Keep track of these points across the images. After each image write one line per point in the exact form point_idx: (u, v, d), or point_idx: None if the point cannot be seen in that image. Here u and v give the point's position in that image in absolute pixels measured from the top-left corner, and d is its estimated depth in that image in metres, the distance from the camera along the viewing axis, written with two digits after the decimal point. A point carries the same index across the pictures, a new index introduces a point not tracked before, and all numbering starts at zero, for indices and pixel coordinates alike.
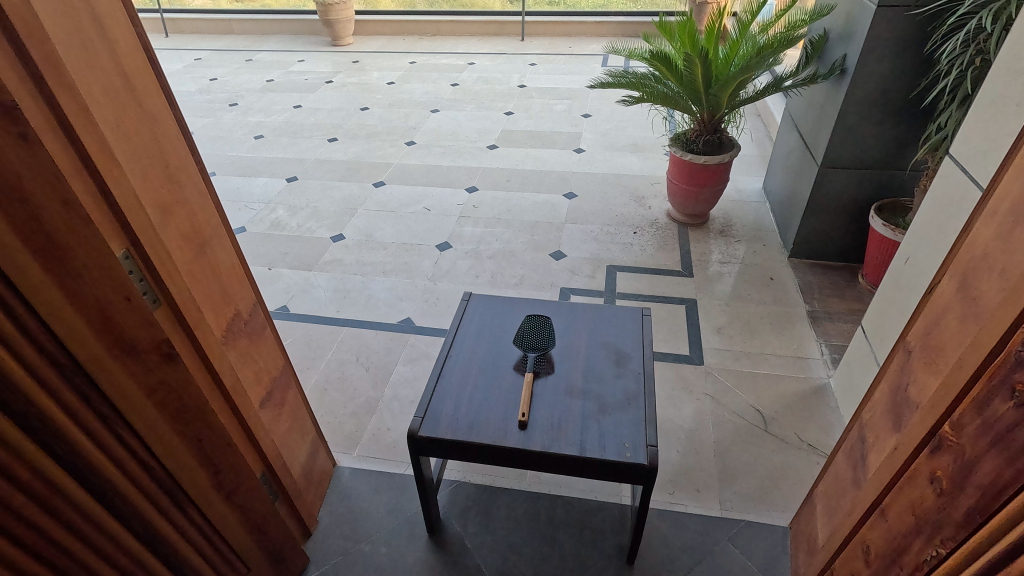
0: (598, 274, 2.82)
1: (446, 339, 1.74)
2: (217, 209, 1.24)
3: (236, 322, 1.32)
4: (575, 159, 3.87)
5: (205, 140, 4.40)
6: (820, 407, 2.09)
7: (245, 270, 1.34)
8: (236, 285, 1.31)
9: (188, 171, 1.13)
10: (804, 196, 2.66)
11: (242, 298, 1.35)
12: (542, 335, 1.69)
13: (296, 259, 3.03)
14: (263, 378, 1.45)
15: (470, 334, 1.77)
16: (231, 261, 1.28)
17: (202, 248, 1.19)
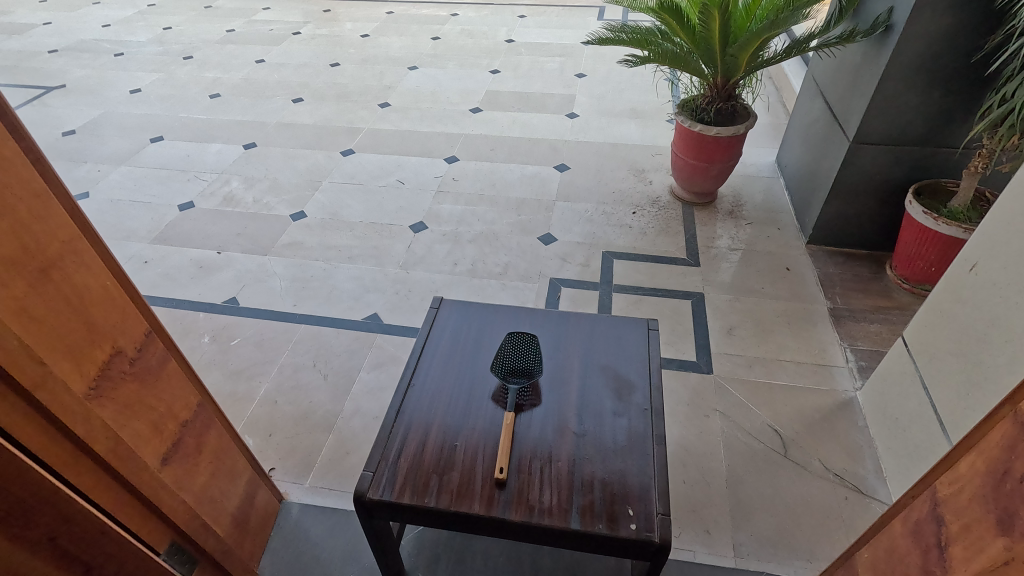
0: (592, 262, 2.49)
1: (410, 364, 1.43)
2: (73, 214, 0.89)
3: (118, 362, 0.99)
4: (567, 125, 3.48)
5: (154, 99, 3.92)
6: (847, 427, 1.82)
7: (127, 292, 1.00)
8: (115, 313, 0.98)
9: (10, 165, 0.78)
10: (829, 176, 2.33)
11: (128, 329, 1.01)
12: (526, 355, 1.39)
13: (250, 241, 2.67)
14: (167, 420, 1.12)
15: (439, 357, 1.46)
16: (102, 278, 0.94)
17: (47, 273, 0.85)
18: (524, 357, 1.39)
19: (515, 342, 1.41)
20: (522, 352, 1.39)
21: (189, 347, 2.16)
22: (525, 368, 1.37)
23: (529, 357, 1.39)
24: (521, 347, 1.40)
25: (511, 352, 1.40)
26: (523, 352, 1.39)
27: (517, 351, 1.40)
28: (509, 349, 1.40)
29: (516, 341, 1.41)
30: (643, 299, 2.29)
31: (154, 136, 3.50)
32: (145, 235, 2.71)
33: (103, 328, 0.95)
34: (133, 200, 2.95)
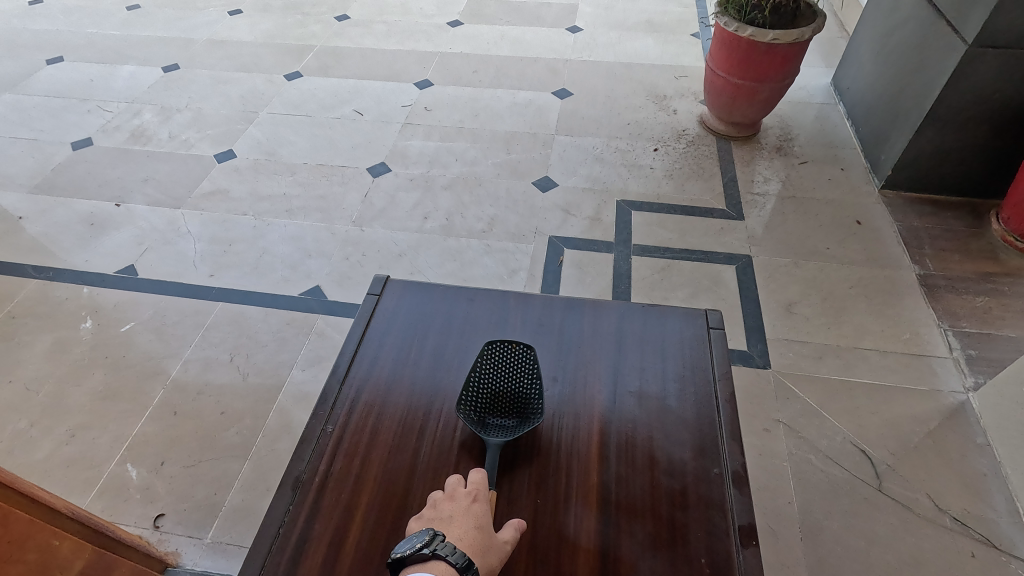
0: (603, 215, 1.92)
1: (328, 387, 0.88)
2: None
3: None
4: (568, 41, 2.80)
5: (58, 12, 3.18)
6: (962, 447, 1.31)
7: None
8: None
9: None
10: (924, 95, 1.74)
11: None
12: (523, 381, 0.85)
13: (161, 189, 2.06)
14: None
15: (378, 374, 0.90)
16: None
17: None
18: (519, 386, 0.85)
19: (504, 353, 0.85)
20: (517, 375, 0.85)
21: (64, 335, 1.61)
22: (517, 404, 0.84)
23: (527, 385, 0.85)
24: (517, 364, 0.86)
25: (499, 373, 0.86)
26: (518, 376, 0.85)
27: (509, 371, 0.85)
28: (498, 366, 0.86)
29: (510, 354, 0.86)
30: (672, 265, 1.74)
31: (52, 57, 2.80)
32: (24, 182, 2.09)
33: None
34: (15, 136, 2.30)
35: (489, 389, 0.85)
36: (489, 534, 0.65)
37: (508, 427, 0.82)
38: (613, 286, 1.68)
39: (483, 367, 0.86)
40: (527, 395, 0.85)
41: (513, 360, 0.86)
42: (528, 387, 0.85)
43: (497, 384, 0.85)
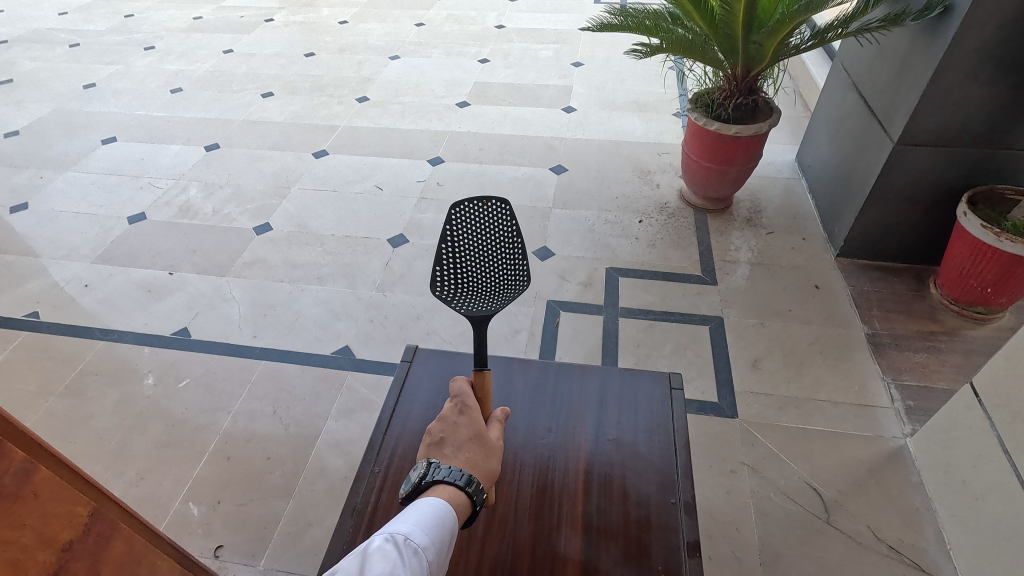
0: (594, 280, 2.20)
1: (376, 437, 1.13)
2: None
3: None
4: (563, 120, 3.16)
5: (109, 94, 3.57)
6: (899, 485, 1.54)
7: None
8: None
9: None
10: (866, 179, 2.03)
11: None
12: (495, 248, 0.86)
13: (207, 259, 2.35)
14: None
15: (412, 426, 1.16)
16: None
17: None
18: (494, 250, 0.86)
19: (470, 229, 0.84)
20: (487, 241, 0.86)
21: (129, 390, 1.86)
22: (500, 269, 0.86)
23: (500, 250, 0.86)
24: (485, 231, 0.85)
25: (466, 243, 0.85)
26: (489, 242, 0.86)
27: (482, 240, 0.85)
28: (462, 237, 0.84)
29: (470, 219, 0.85)
30: (655, 325, 2.00)
31: (106, 137, 3.15)
32: (87, 252, 2.39)
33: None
34: (77, 211, 2.62)
35: (464, 262, 0.84)
36: (485, 439, 0.74)
37: (497, 293, 0.83)
38: (603, 345, 1.94)
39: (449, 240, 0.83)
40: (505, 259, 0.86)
41: (474, 227, 0.85)
42: (502, 246, 0.86)
43: (469, 254, 0.85)
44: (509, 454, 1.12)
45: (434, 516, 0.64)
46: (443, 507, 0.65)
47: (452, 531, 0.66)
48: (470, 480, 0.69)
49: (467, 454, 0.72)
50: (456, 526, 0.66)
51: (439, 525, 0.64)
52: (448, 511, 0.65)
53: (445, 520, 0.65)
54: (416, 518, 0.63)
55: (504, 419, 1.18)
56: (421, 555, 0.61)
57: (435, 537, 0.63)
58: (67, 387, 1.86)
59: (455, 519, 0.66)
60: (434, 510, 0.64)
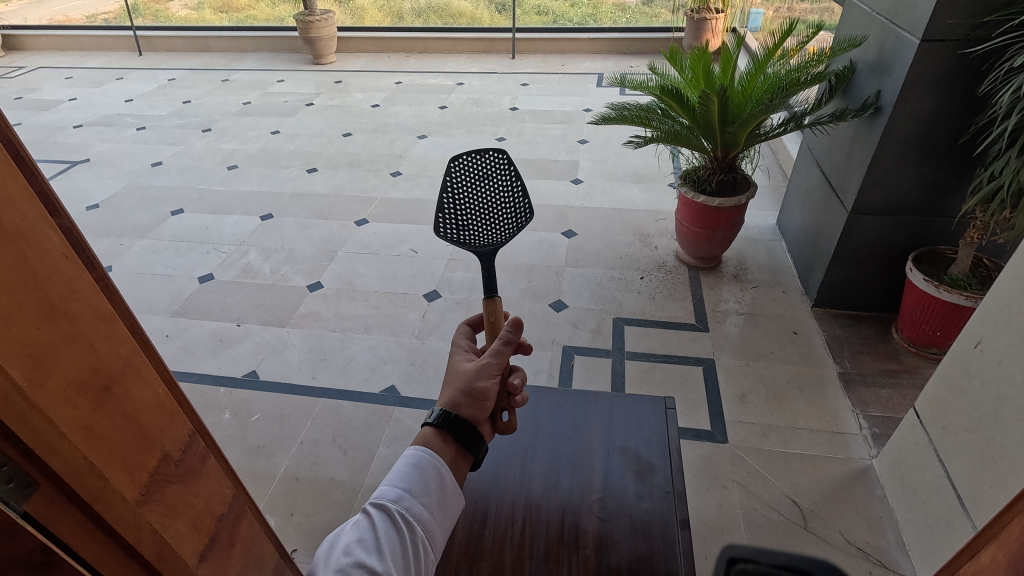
0: (603, 328, 2.55)
1: None
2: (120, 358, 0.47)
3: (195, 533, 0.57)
4: (573, 191, 3.61)
5: (174, 170, 4.09)
6: (866, 497, 1.82)
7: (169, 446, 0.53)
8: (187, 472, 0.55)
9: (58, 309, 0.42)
10: (830, 240, 2.40)
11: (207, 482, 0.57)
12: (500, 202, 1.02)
13: (268, 312, 2.73)
14: (115, 427, 0.47)
15: None
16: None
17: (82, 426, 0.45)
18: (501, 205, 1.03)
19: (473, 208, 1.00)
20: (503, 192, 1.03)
21: (210, 423, 2.19)
22: (491, 220, 1.02)
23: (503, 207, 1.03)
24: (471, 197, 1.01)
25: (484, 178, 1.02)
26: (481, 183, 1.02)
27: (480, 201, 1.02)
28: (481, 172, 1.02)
29: (500, 168, 1.02)
30: (655, 366, 2.34)
31: (174, 208, 3.63)
32: (166, 307, 2.78)
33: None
34: (154, 272, 3.04)
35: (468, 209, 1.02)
36: (457, 372, 0.81)
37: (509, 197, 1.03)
38: (611, 383, 2.27)
39: (469, 164, 1.01)
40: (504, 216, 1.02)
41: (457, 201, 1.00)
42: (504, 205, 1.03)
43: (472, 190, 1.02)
44: (540, 458, 1.45)
45: (409, 468, 0.72)
46: (417, 454, 0.73)
47: (436, 469, 0.73)
48: (443, 416, 0.76)
49: (444, 393, 0.78)
50: (440, 467, 0.73)
51: (417, 472, 0.72)
52: (421, 457, 0.73)
53: (422, 469, 0.72)
54: (393, 475, 0.72)
55: (536, 432, 1.52)
56: (396, 504, 0.69)
57: (411, 484, 0.71)
58: None
59: (433, 461, 0.73)
60: (409, 461, 0.73)
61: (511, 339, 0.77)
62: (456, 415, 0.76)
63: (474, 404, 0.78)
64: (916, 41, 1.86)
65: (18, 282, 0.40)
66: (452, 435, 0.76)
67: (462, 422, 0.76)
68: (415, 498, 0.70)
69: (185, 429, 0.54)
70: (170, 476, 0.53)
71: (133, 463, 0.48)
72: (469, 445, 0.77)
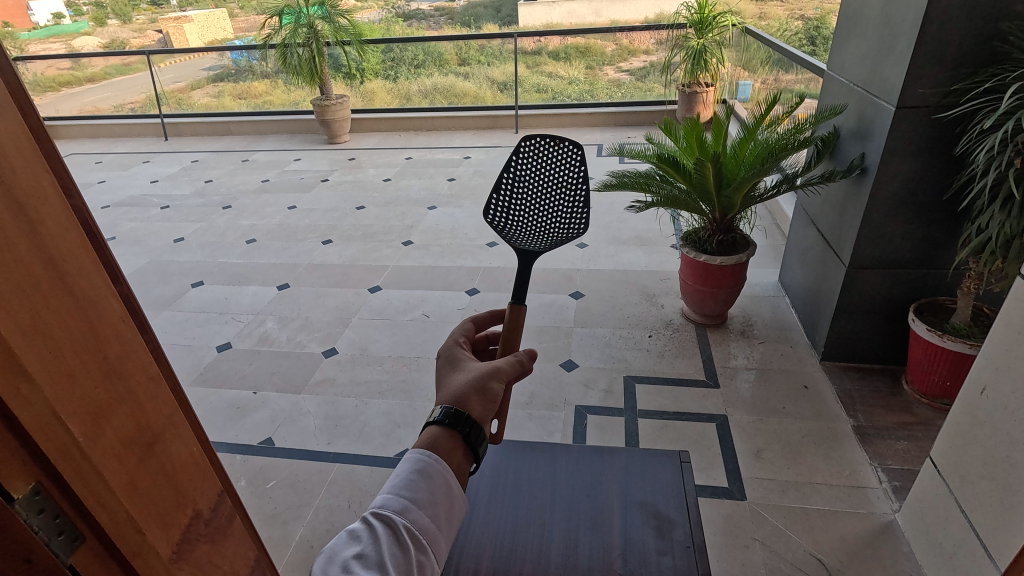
0: (614, 387, 2.58)
1: None
2: (184, 439, 0.55)
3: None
4: (578, 254, 3.74)
5: (195, 246, 4.28)
6: (892, 553, 1.78)
7: (218, 526, 0.60)
8: (222, 543, 0.60)
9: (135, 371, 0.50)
10: (831, 294, 2.47)
11: (235, 548, 0.62)
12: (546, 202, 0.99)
13: (285, 379, 2.79)
14: (157, 486, 0.52)
15: (481, 496, 1.51)
16: (18, 139, 0.43)
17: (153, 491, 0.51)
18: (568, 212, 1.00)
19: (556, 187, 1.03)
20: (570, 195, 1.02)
21: None
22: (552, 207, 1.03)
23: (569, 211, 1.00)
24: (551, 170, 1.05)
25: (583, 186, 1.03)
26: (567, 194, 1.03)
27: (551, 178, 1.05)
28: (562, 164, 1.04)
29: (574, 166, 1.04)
30: (669, 424, 2.34)
31: (195, 281, 3.77)
32: (185, 377, 2.84)
33: (51, 266, 0.44)
34: (174, 343, 3.13)
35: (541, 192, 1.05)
36: (465, 369, 0.79)
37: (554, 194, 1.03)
38: (626, 441, 2.27)
39: (582, 166, 1.03)
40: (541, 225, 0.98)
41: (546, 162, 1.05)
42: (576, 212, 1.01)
43: (543, 174, 1.06)
44: (560, 514, 1.45)
45: (415, 476, 0.68)
46: (424, 460, 0.69)
47: (444, 475, 0.69)
48: (452, 413, 0.72)
49: (454, 390, 0.76)
50: (447, 475, 0.69)
51: (423, 480, 0.68)
52: (428, 463, 0.69)
53: (429, 477, 0.68)
54: (397, 483, 0.67)
55: (555, 487, 1.53)
56: (401, 517, 0.65)
57: (417, 494, 0.67)
58: None
59: (440, 467, 0.69)
60: (414, 467, 0.68)
61: (525, 363, 0.80)
62: (466, 413, 0.73)
63: (483, 406, 0.75)
64: (892, 108, 2.01)
65: (88, 361, 0.46)
66: (460, 438, 0.72)
67: (472, 421, 0.73)
68: (420, 509, 0.66)
69: (213, 488, 0.59)
70: (200, 535, 0.57)
71: (170, 519, 0.53)
72: (476, 449, 0.73)
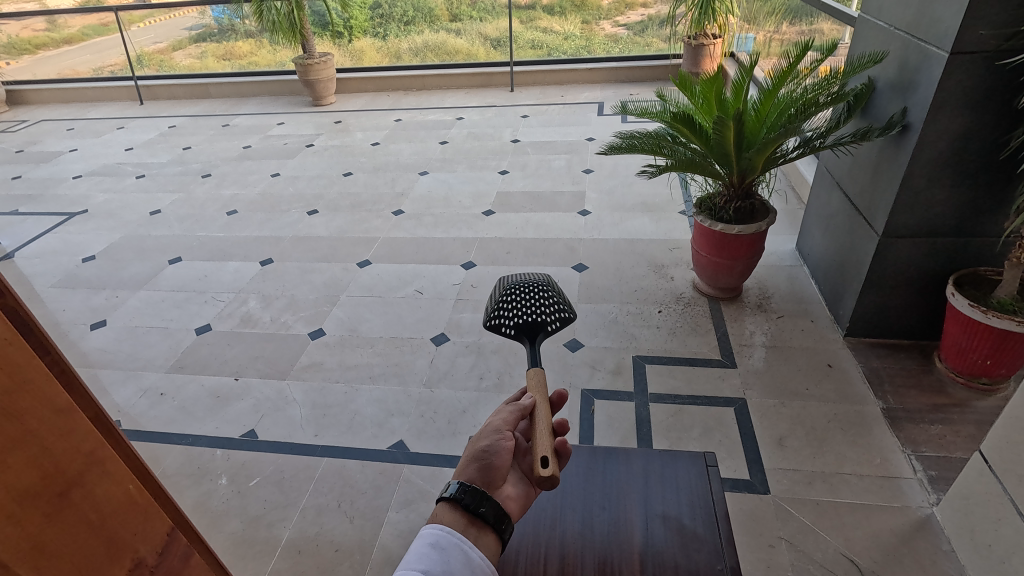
0: (623, 368, 2.39)
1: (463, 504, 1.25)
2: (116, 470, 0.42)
3: None
4: (581, 223, 3.51)
5: (173, 219, 4.02)
6: (931, 552, 1.63)
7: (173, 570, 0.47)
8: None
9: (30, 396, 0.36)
10: (859, 265, 2.26)
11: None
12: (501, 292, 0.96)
13: (269, 364, 2.60)
14: (72, 542, 0.39)
15: None
16: None
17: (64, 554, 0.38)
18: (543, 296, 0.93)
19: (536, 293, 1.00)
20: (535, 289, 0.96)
21: (205, 492, 2.02)
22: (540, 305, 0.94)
23: (532, 292, 0.92)
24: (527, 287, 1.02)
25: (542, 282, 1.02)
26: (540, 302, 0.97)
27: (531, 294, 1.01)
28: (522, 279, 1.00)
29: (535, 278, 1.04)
30: (683, 409, 2.17)
31: (172, 258, 3.53)
32: (161, 363, 2.65)
33: None
34: (150, 325, 2.92)
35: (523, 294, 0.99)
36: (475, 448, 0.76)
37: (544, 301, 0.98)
38: (638, 430, 2.10)
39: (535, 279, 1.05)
40: (501, 304, 0.92)
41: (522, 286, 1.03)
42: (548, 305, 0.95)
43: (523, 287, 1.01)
44: (573, 533, 1.26)
45: (429, 549, 0.61)
46: (435, 533, 0.63)
47: (460, 546, 0.63)
48: (453, 484, 0.68)
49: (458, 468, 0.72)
50: (463, 545, 0.63)
51: (438, 553, 0.61)
52: (441, 534, 0.63)
53: (443, 548, 0.62)
54: (409, 559, 0.60)
55: (564, 499, 1.34)
56: None
57: (431, 567, 0.60)
58: None
59: (453, 538, 0.63)
60: (427, 541, 0.62)
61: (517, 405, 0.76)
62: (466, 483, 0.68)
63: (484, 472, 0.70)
64: (945, 54, 1.76)
65: None
66: (468, 505, 0.66)
67: (473, 488, 0.67)
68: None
69: (161, 524, 0.46)
70: None
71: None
72: (486, 512, 0.66)
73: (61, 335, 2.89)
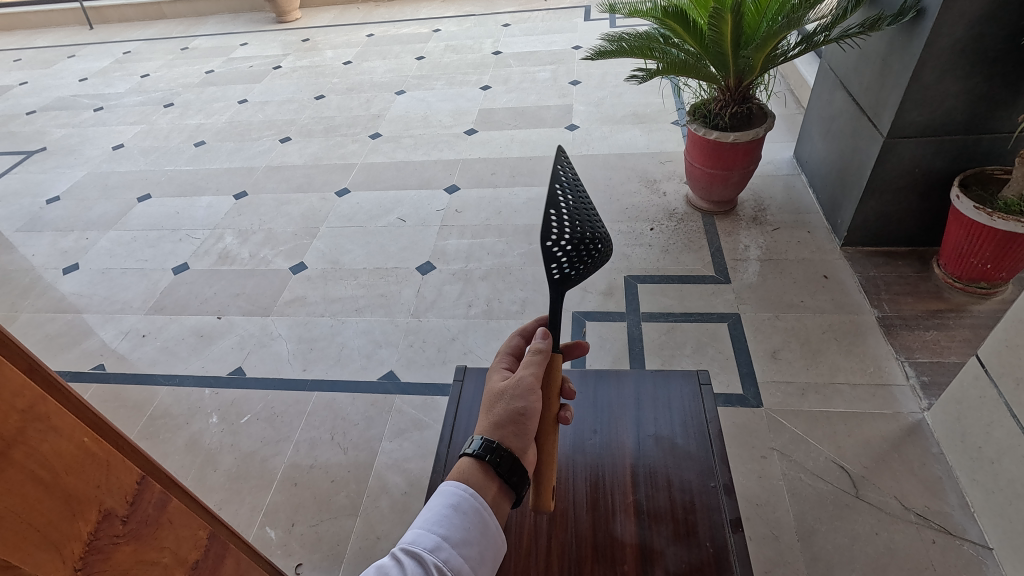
0: (614, 288, 2.33)
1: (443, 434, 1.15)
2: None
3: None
4: (568, 138, 3.33)
5: (137, 153, 3.79)
6: (920, 456, 1.64)
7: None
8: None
9: None
10: (862, 170, 2.15)
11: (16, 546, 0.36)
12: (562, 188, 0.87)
13: (251, 301, 2.52)
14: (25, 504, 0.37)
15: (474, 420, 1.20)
16: None
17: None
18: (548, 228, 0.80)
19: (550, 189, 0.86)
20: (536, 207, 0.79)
21: (195, 431, 2.00)
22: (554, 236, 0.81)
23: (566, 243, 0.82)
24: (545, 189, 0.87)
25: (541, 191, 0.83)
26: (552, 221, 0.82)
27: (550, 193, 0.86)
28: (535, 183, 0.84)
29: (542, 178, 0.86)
30: (676, 326, 2.13)
31: (141, 195, 3.36)
32: (139, 305, 2.57)
33: None
34: (125, 266, 2.81)
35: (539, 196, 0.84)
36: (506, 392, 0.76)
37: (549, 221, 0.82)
38: (630, 349, 2.07)
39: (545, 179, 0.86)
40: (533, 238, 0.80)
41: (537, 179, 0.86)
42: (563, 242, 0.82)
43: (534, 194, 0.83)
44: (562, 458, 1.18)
45: (448, 511, 0.65)
46: (459, 495, 0.67)
47: (479, 512, 0.67)
48: (485, 445, 0.70)
49: (485, 420, 0.74)
50: (482, 510, 0.67)
51: (459, 516, 0.65)
52: (463, 498, 0.67)
53: (463, 512, 0.66)
54: (429, 518, 0.65)
55: None
56: (433, 555, 0.61)
57: (450, 531, 0.64)
58: (141, 432, 2.02)
59: (474, 502, 0.67)
60: (448, 502, 0.66)
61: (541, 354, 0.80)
62: (501, 446, 0.71)
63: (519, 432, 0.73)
64: None
65: None
66: (498, 469, 0.70)
67: (509, 455, 0.71)
68: (453, 548, 0.63)
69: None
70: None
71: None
72: (514, 481, 0.71)
73: (33, 279, 2.78)
